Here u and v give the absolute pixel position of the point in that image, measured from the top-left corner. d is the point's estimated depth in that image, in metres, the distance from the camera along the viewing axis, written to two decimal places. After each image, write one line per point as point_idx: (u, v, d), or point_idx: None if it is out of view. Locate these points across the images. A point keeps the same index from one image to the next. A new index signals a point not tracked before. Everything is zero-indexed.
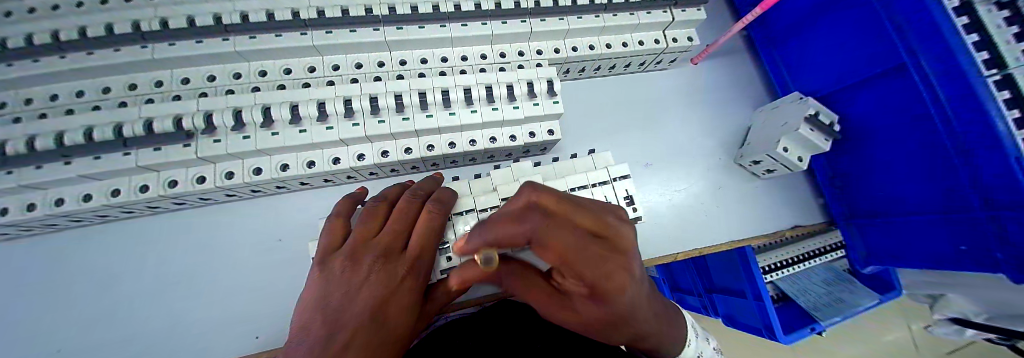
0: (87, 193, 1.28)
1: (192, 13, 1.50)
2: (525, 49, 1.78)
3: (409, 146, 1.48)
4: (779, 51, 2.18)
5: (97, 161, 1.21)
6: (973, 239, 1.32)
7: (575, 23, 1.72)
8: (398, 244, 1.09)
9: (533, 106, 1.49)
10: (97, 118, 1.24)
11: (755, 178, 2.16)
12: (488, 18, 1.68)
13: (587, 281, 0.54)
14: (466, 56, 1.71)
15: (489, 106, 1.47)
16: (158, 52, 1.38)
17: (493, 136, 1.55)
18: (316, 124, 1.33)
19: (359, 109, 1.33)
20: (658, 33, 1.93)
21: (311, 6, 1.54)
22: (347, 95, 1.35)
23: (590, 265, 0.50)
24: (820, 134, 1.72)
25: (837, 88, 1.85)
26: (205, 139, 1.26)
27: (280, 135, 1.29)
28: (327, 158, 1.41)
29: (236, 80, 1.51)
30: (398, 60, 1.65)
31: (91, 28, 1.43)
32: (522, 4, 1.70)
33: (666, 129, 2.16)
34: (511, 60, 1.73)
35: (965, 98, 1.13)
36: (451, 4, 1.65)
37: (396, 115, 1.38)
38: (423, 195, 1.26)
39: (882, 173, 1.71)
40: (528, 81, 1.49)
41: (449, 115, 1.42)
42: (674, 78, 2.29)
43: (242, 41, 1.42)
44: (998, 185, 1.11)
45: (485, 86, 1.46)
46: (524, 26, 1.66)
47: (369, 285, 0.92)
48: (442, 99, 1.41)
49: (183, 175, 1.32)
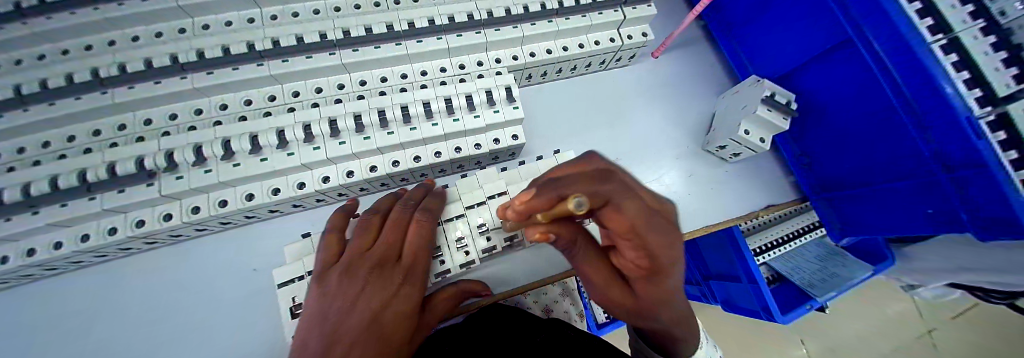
0: (57, 241, 1.34)
1: (150, 56, 1.58)
2: (483, 59, 1.82)
3: (374, 164, 1.49)
4: (736, 37, 2.25)
5: (64, 208, 1.30)
6: (939, 203, 1.33)
7: (529, 30, 1.76)
8: (393, 253, 1.07)
9: (494, 114, 1.51)
10: (61, 167, 1.34)
11: (725, 163, 2.14)
12: (442, 32, 1.74)
13: (648, 249, 0.68)
14: (426, 71, 1.75)
15: (450, 117, 1.48)
16: (118, 97, 1.47)
17: (458, 146, 1.57)
18: (277, 151, 1.36)
19: (320, 133, 1.37)
20: (613, 32, 1.96)
21: (266, 38, 1.62)
22: (304, 120, 1.39)
23: (656, 237, 0.65)
24: (780, 114, 1.74)
25: (796, 68, 1.89)
26: (167, 176, 1.34)
27: (242, 165, 1.34)
28: (294, 183, 1.44)
29: (198, 115, 1.58)
30: (357, 80, 1.69)
31: (52, 80, 1.50)
32: (474, 17, 1.77)
33: (632, 124, 2.16)
34: (471, 71, 1.77)
35: (907, 64, 1.16)
36: (407, 22, 1.74)
37: (356, 135, 1.40)
38: (416, 204, 1.21)
39: (847, 145, 1.74)
40: (487, 89, 1.51)
41: (410, 131, 1.44)
42: (637, 74, 2.31)
43: (201, 78, 1.51)
44: (953, 146, 1.12)
45: (444, 98, 1.47)
46: (478, 37, 1.72)
47: (369, 294, 0.93)
48: (402, 115, 1.43)
49: (150, 213, 1.39)
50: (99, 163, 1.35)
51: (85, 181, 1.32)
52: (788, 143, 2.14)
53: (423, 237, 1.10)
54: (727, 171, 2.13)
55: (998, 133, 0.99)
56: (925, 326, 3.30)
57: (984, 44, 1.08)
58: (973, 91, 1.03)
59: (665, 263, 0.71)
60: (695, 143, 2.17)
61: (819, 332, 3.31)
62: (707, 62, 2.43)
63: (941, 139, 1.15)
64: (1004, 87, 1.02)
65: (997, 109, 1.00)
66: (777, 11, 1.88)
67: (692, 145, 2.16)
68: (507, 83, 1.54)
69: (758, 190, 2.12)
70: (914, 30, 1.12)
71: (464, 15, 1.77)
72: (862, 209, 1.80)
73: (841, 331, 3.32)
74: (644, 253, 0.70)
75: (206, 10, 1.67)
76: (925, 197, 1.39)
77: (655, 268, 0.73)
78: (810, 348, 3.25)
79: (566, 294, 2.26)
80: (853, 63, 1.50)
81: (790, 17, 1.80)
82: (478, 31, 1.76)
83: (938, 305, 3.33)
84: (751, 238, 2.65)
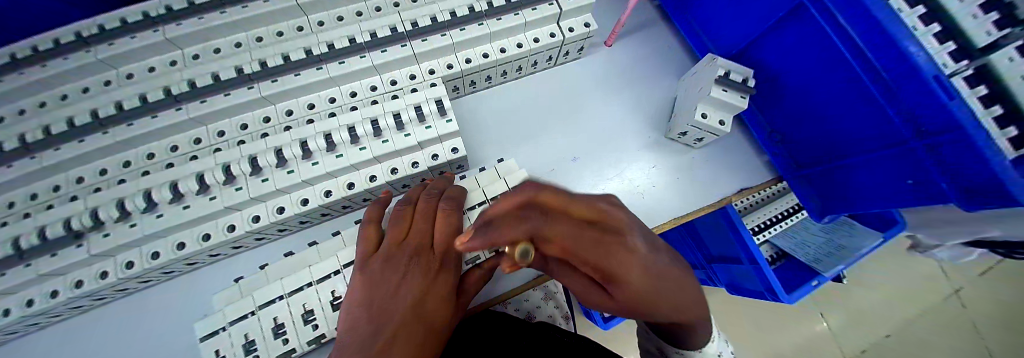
0: (76, 280, 1.30)
1: (120, 98, 1.50)
2: (471, 55, 1.73)
3: (395, 165, 1.48)
4: (693, 17, 2.22)
5: (55, 257, 1.28)
6: (915, 170, 1.27)
7: (530, 15, 1.73)
8: (427, 243, 1.20)
9: (445, 123, 1.46)
10: (49, 218, 1.32)
11: (690, 149, 2.12)
12: (427, 34, 1.69)
13: (592, 264, 0.66)
14: (415, 75, 1.68)
15: (442, 119, 1.47)
16: (88, 145, 1.41)
17: (454, 147, 1.52)
18: (224, 187, 1.33)
19: (340, 141, 1.39)
20: (553, 26, 1.85)
21: (231, 66, 1.53)
22: (252, 153, 1.37)
23: (588, 249, 0.63)
24: (736, 94, 1.72)
25: (752, 42, 1.88)
26: (94, 235, 1.31)
27: (270, 180, 1.33)
28: (249, 217, 1.37)
29: (174, 152, 1.49)
30: (306, 105, 1.59)
31: (29, 134, 1.44)
32: (458, 12, 1.71)
33: (589, 118, 2.14)
34: (422, 81, 1.65)
35: (872, 27, 1.15)
36: (410, 22, 1.67)
37: (376, 139, 1.41)
38: (440, 193, 1.36)
39: (818, 117, 1.72)
40: (437, 99, 1.49)
41: (425, 129, 1.44)
42: (590, 66, 2.28)
43: (173, 114, 1.45)
44: (925, 110, 1.07)
45: (435, 100, 1.49)
46: (483, 28, 1.68)
47: (409, 281, 1.05)
48: (417, 115, 1.44)
49: (87, 272, 1.32)
50: (32, 229, 1.31)
51: (20, 247, 1.29)
52: (757, 122, 2.11)
53: (451, 225, 1.22)
54: (698, 156, 2.10)
55: (978, 88, 0.93)
56: (952, 287, 3.28)
57: None
58: (946, 44, 0.98)
59: (617, 278, 0.65)
60: (657, 133, 2.14)
61: (837, 305, 3.26)
62: (666, 43, 2.38)
63: (912, 100, 1.10)
64: (983, 37, 0.95)
65: (974, 62, 0.94)
66: None
67: (655, 134, 2.14)
68: (438, 96, 1.50)
69: (724, 175, 2.06)
70: None
71: (464, 8, 1.72)
72: (841, 183, 1.75)
73: (866, 303, 3.26)
74: (591, 265, 0.66)
75: (153, 51, 1.58)
76: (907, 163, 1.31)
77: (609, 277, 0.67)
78: (830, 321, 3.20)
79: (551, 297, 2.33)
80: (810, 33, 1.49)
81: None
82: (480, 23, 1.73)
83: (963, 266, 3.32)
84: (750, 217, 2.71)
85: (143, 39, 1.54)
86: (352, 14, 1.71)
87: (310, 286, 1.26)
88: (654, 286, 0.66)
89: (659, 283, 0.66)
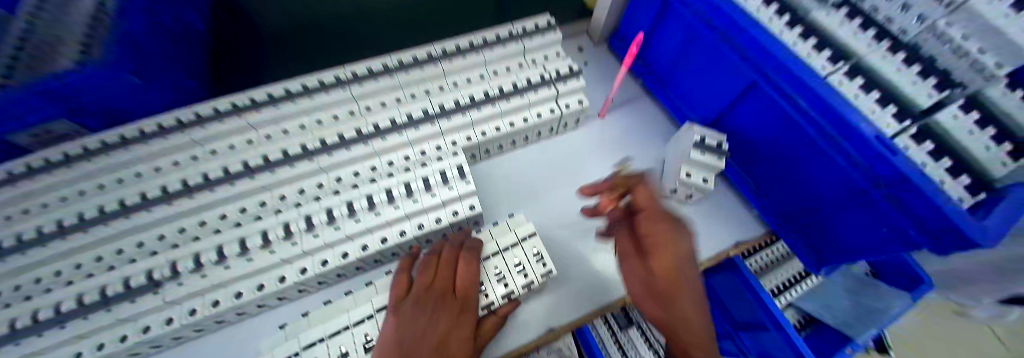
0: (146, 325, 1.49)
1: (208, 169, 1.89)
2: (485, 128, 2.15)
3: (423, 222, 1.72)
4: (671, 90, 2.67)
5: (134, 304, 1.49)
6: (877, 220, 1.55)
7: (534, 98, 2.29)
8: (449, 289, 1.48)
9: (466, 184, 1.78)
10: (136, 269, 1.58)
11: (683, 205, 2.41)
12: (450, 113, 2.16)
13: (650, 229, 1.39)
14: (439, 146, 2.06)
15: (462, 181, 1.80)
16: (179, 206, 1.74)
17: (471, 204, 1.78)
18: (283, 242, 1.60)
19: (380, 201, 1.69)
20: (553, 103, 2.38)
21: (301, 143, 1.99)
22: (308, 213, 1.68)
23: (653, 221, 1.39)
24: (714, 155, 2.05)
25: (721, 113, 2.29)
26: (170, 284, 1.54)
27: (321, 235, 1.60)
28: (299, 269, 1.59)
29: (242, 214, 1.79)
30: (348, 173, 1.91)
31: (130, 198, 1.79)
32: (475, 97, 2.27)
33: (591, 178, 2.49)
34: (446, 150, 2.03)
35: (821, 104, 1.56)
36: (438, 105, 2.18)
37: (409, 199, 1.71)
38: (458, 245, 1.67)
39: (784, 177, 2.06)
40: (458, 164, 1.87)
41: (449, 190, 1.74)
42: (589, 132, 2.67)
43: (248, 181, 1.81)
44: (877, 167, 1.41)
45: (457, 165, 1.86)
46: (495, 108, 2.20)
47: (435, 323, 1.29)
48: (442, 179, 1.78)
49: (156, 319, 1.50)
50: (118, 278, 1.55)
51: (105, 295, 1.50)
52: (738, 179, 2.42)
53: (470, 273, 1.48)
54: (688, 211, 2.40)
55: (925, 144, 1.35)
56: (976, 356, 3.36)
57: (850, 84, 1.52)
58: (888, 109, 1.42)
59: (660, 240, 1.33)
60: (652, 189, 2.45)
61: None
62: (648, 111, 2.83)
63: (864, 159, 1.46)
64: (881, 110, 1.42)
65: (907, 122, 1.40)
66: (696, 64, 2.30)
67: (650, 191, 2.44)
68: (459, 163, 1.86)
69: (710, 228, 2.35)
70: (815, 77, 1.58)
71: (479, 94, 2.29)
72: (820, 233, 2.02)
73: None
74: (648, 230, 1.39)
75: (235, 132, 2.00)
76: (869, 215, 1.59)
77: (651, 242, 1.36)
78: None
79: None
80: (767, 108, 1.88)
81: (710, 70, 2.20)
82: (493, 103, 2.26)
83: (965, 330, 3.47)
84: (764, 282, 3.06)
85: (233, 123, 1.97)
86: (392, 100, 2.20)
87: (347, 329, 1.43)
88: (673, 258, 1.28)
89: (678, 268, 1.27)
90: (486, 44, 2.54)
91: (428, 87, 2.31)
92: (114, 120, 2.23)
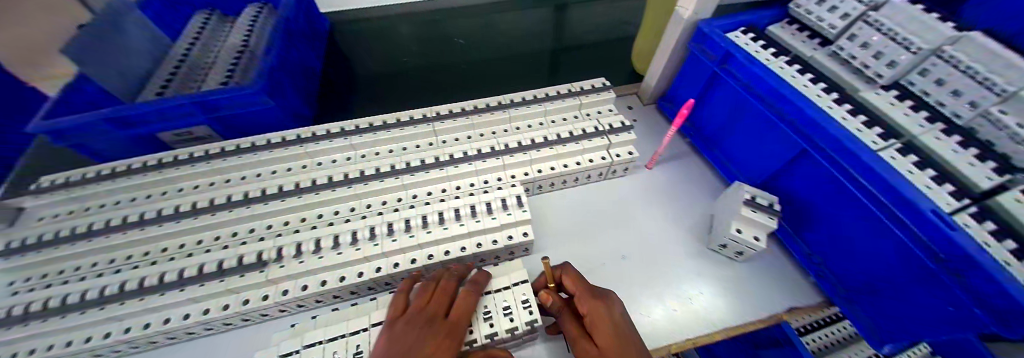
0: (264, 294, 2.03)
1: (332, 173, 2.57)
2: (542, 167, 2.66)
3: (495, 238, 2.29)
4: (720, 151, 2.89)
5: (267, 272, 2.03)
6: (942, 296, 1.50)
7: (588, 145, 2.70)
8: (441, 314, 1.64)
9: (522, 212, 2.33)
10: (270, 246, 2.17)
11: (734, 262, 2.44)
12: (512, 152, 2.70)
13: (586, 304, 1.69)
14: (500, 178, 2.62)
15: (519, 209, 2.35)
16: (311, 200, 2.39)
17: (524, 231, 2.31)
18: (386, 238, 2.20)
19: (464, 215, 2.31)
20: (605, 152, 2.75)
21: (400, 162, 2.66)
22: (407, 217, 2.31)
23: (588, 296, 1.71)
24: (764, 214, 2.17)
25: (770, 176, 2.46)
26: (294, 260, 2.10)
27: (414, 236, 2.21)
28: (391, 263, 2.16)
29: (353, 211, 2.43)
30: (425, 192, 2.55)
31: (272, 189, 2.45)
32: (536, 140, 2.77)
33: (639, 224, 2.65)
34: (505, 182, 2.58)
35: (871, 174, 1.72)
36: (502, 144, 2.78)
37: (485, 216, 2.31)
38: (461, 276, 1.93)
39: (843, 244, 2.07)
40: (516, 195, 2.41)
41: (508, 215, 2.31)
42: (636, 181, 2.94)
43: (360, 187, 2.47)
44: (933, 237, 1.47)
45: (516, 196, 2.41)
46: (552, 151, 2.66)
47: (423, 339, 1.45)
48: (503, 205, 2.35)
49: (277, 289, 2.04)
50: (261, 249, 2.15)
51: (247, 262, 2.07)
52: (793, 242, 2.44)
53: (467, 300, 1.71)
54: (740, 269, 2.42)
55: (986, 223, 1.41)
56: None
57: (907, 163, 1.71)
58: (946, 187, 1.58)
59: (595, 313, 1.64)
60: (700, 242, 2.55)
61: None
62: (699, 169, 3.03)
63: (921, 228, 1.53)
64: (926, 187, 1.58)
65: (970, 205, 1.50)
66: (746, 129, 2.56)
67: (698, 244, 2.53)
68: (517, 193, 2.41)
69: (765, 292, 2.29)
70: (867, 151, 1.77)
71: (537, 139, 2.79)
72: (883, 310, 1.90)
73: None
74: (586, 304, 1.69)
75: (355, 147, 2.74)
76: (932, 290, 1.55)
77: (590, 315, 1.65)
78: None
79: None
80: (820, 175, 2.05)
81: (758, 137, 2.46)
82: (552, 147, 2.71)
83: None
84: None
85: (354, 142, 2.71)
86: (465, 137, 2.91)
87: None
88: (609, 324, 1.58)
89: (618, 330, 1.56)
90: (547, 98, 3.11)
91: (495, 129, 2.96)
92: (234, 131, 2.83)
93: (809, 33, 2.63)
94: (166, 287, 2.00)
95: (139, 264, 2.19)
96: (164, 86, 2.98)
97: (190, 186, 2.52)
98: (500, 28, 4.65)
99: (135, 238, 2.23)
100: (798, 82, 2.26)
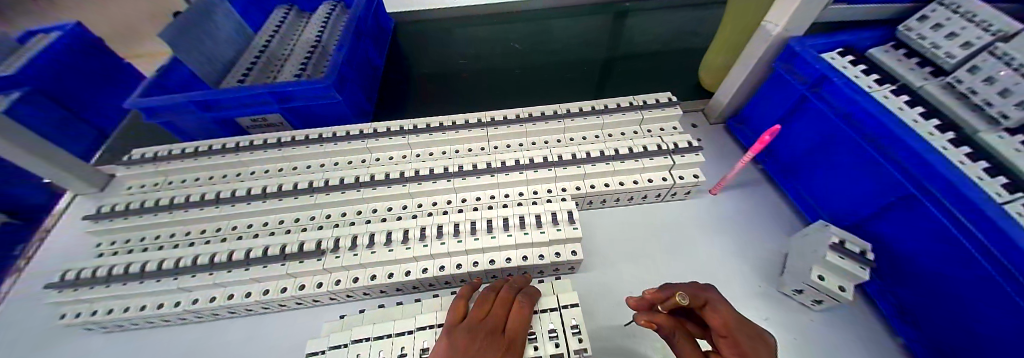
0: (320, 281, 2.07)
1: (389, 170, 2.61)
2: (596, 182, 2.53)
3: (543, 253, 2.13)
4: (801, 186, 2.67)
5: (319, 261, 2.04)
6: None
7: (648, 163, 2.53)
8: (501, 326, 1.54)
9: (573, 229, 2.15)
10: (325, 235, 2.20)
11: (809, 310, 2.19)
12: (567, 164, 2.59)
13: (739, 343, 1.14)
14: (551, 189, 2.52)
15: (570, 225, 2.18)
16: (366, 194, 2.42)
17: (574, 250, 2.18)
18: (435, 240, 2.14)
19: (512, 225, 2.20)
20: (666, 172, 2.58)
21: (453, 165, 2.65)
22: (456, 221, 2.25)
23: (743, 333, 1.15)
24: (855, 262, 1.89)
25: (864, 219, 2.19)
26: (347, 252, 2.09)
27: (463, 242, 2.14)
28: (437, 265, 2.10)
29: (404, 208, 2.43)
30: (475, 196, 2.50)
31: (331, 180, 2.53)
32: (592, 154, 2.64)
33: (698, 253, 2.47)
34: (556, 194, 2.48)
35: (976, 216, 1.43)
36: (554, 155, 2.68)
37: (536, 229, 2.18)
38: (518, 289, 1.85)
39: (954, 305, 1.70)
40: (568, 210, 2.27)
41: (558, 230, 2.16)
42: (697, 207, 2.76)
43: (414, 186, 2.46)
44: None
45: (568, 210, 2.26)
46: (608, 166, 2.53)
47: (485, 349, 1.34)
48: (554, 219, 2.21)
49: (331, 277, 2.06)
50: (318, 238, 2.18)
51: (304, 248, 2.10)
52: (885, 298, 2.12)
53: (524, 315, 1.61)
54: (815, 319, 2.15)
55: None
56: None
57: None
58: None
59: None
60: (769, 283, 2.31)
61: None
62: (777, 205, 2.80)
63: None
64: None
65: None
66: (835, 163, 2.30)
67: (767, 285, 2.30)
68: (569, 208, 2.26)
69: (848, 351, 2.00)
70: (977, 189, 1.47)
71: (592, 152, 2.66)
72: None
73: None
74: (737, 344, 1.14)
75: (410, 146, 2.77)
76: None
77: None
78: None
79: None
80: (923, 219, 1.74)
81: (849, 172, 2.20)
82: (608, 163, 2.58)
83: None
84: None
85: (410, 141, 2.74)
86: (518, 144, 2.86)
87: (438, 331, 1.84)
88: None
89: None
90: (605, 110, 2.99)
91: (549, 138, 2.91)
92: (309, 124, 3.01)
93: (917, 60, 2.33)
94: (233, 265, 2.07)
95: (209, 239, 2.32)
96: (246, 75, 3.24)
97: (262, 170, 2.68)
98: (554, 36, 4.60)
99: (210, 214, 2.37)
100: (906, 115, 1.94)
